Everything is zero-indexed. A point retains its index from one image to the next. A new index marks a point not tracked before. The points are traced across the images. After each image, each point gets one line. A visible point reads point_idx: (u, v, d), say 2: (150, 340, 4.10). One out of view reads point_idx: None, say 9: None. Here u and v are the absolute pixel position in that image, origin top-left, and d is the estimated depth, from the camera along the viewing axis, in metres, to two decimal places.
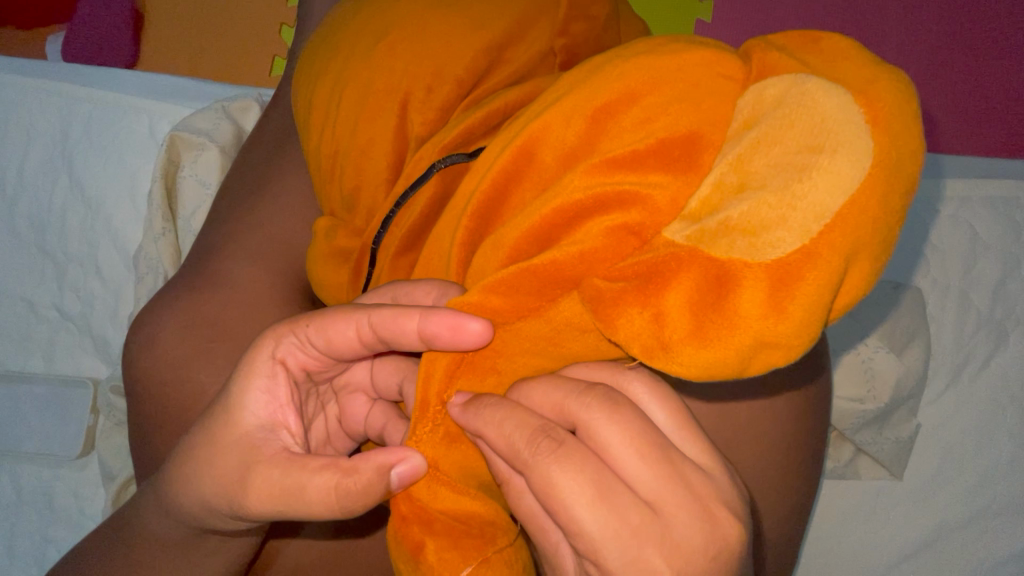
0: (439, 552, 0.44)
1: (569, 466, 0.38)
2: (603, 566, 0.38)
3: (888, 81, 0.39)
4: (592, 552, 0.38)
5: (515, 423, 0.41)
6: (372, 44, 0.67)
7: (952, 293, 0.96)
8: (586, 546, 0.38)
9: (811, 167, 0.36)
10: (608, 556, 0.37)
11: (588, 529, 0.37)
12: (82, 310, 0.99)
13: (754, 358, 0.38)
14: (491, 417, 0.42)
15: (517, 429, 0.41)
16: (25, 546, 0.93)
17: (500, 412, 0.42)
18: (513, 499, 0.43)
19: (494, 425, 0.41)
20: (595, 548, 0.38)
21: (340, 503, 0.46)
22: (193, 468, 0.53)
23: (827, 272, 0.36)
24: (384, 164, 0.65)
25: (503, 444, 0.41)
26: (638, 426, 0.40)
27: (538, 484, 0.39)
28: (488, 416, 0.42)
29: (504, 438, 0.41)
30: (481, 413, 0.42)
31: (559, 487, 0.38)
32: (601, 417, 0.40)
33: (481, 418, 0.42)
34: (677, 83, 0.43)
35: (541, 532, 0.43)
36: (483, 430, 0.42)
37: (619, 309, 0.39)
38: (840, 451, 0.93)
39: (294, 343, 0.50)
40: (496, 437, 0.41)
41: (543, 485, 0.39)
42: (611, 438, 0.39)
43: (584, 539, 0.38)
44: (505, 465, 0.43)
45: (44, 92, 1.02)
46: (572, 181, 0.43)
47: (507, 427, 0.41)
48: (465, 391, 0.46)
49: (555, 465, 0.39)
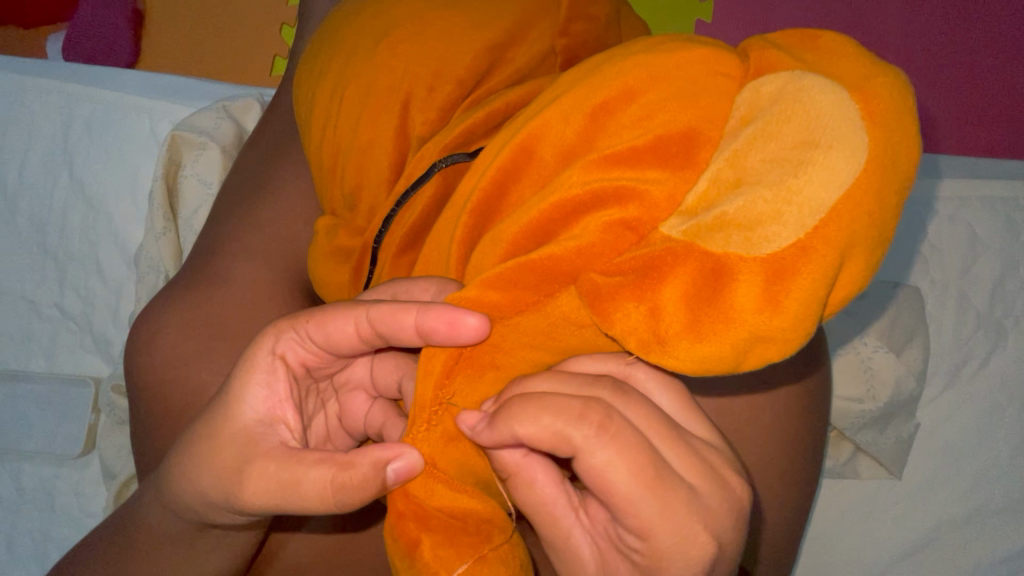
0: (435, 549, 0.44)
1: (621, 444, 0.39)
2: (654, 544, 0.39)
3: (886, 79, 0.39)
4: (642, 529, 0.39)
5: (554, 412, 0.40)
6: (373, 45, 0.67)
7: (952, 293, 0.96)
8: (639, 524, 0.39)
9: (807, 162, 0.37)
10: (660, 531, 0.39)
11: (644, 506, 0.38)
12: (83, 309, 0.99)
13: (749, 352, 0.38)
14: (524, 408, 0.41)
15: (557, 417, 0.40)
16: (26, 544, 0.93)
17: (531, 405, 0.41)
18: (522, 490, 0.44)
19: (530, 416, 0.40)
20: (647, 525, 0.39)
21: (335, 497, 0.46)
22: (191, 462, 0.53)
23: (822, 267, 0.36)
24: (384, 164, 0.65)
25: (544, 434, 0.40)
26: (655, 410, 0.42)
27: (591, 466, 0.39)
28: (520, 409, 0.41)
29: (544, 428, 0.40)
30: (512, 408, 0.41)
31: (615, 467, 0.38)
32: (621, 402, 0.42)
33: (514, 413, 0.41)
34: (676, 80, 0.43)
35: (551, 520, 0.43)
36: (518, 424, 0.40)
37: (616, 303, 0.40)
38: (839, 450, 0.93)
39: (294, 338, 0.51)
40: (534, 429, 0.40)
41: (598, 465, 0.39)
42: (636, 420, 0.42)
43: (641, 520, 0.39)
44: (516, 457, 0.44)
45: (45, 92, 1.02)
46: (570, 176, 0.43)
47: (545, 417, 0.40)
48: (464, 390, 0.46)
49: (607, 446, 0.39)
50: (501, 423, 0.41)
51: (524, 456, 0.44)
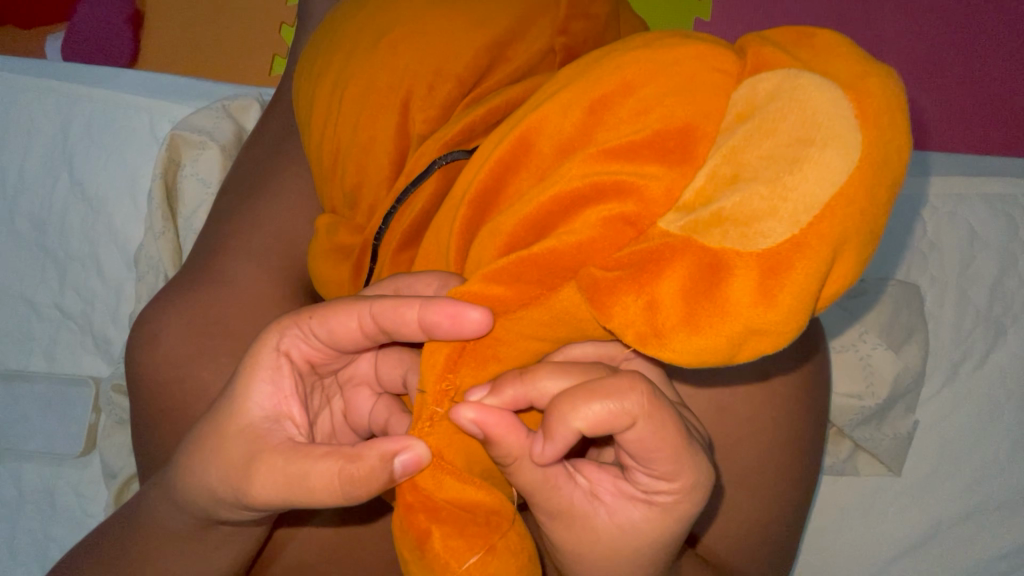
0: (445, 539, 0.45)
1: (665, 411, 0.42)
2: (681, 481, 0.44)
3: (880, 75, 0.40)
4: (673, 473, 0.43)
5: (604, 397, 0.41)
6: (373, 43, 0.67)
7: (950, 289, 0.96)
8: (671, 469, 0.43)
9: (802, 159, 0.37)
10: (690, 472, 0.44)
11: (681, 454, 0.43)
12: (83, 309, 0.99)
13: (743, 345, 0.39)
14: (576, 403, 0.41)
15: (609, 401, 0.41)
16: (27, 545, 0.93)
17: (577, 397, 0.41)
18: (523, 470, 0.44)
19: (586, 409, 0.41)
20: (679, 470, 0.43)
21: (342, 489, 0.46)
22: (198, 458, 0.53)
23: (816, 261, 0.37)
24: (386, 161, 0.65)
25: (604, 421, 0.41)
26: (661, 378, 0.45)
27: (646, 434, 0.42)
28: (570, 404, 0.41)
29: (603, 414, 0.41)
30: (563, 406, 0.41)
31: (664, 427, 0.42)
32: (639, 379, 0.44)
33: (568, 410, 0.41)
34: (673, 76, 0.44)
35: (552, 491, 0.45)
36: (577, 418, 0.41)
37: (615, 297, 0.40)
38: (839, 446, 0.93)
39: (297, 334, 0.51)
40: (591, 420, 0.41)
41: (653, 429, 0.41)
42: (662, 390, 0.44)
43: (677, 464, 0.43)
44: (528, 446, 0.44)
45: (45, 92, 1.02)
46: (569, 170, 0.43)
47: (598, 406, 0.41)
48: (469, 380, 0.46)
49: (656, 413, 0.41)
50: (558, 424, 0.41)
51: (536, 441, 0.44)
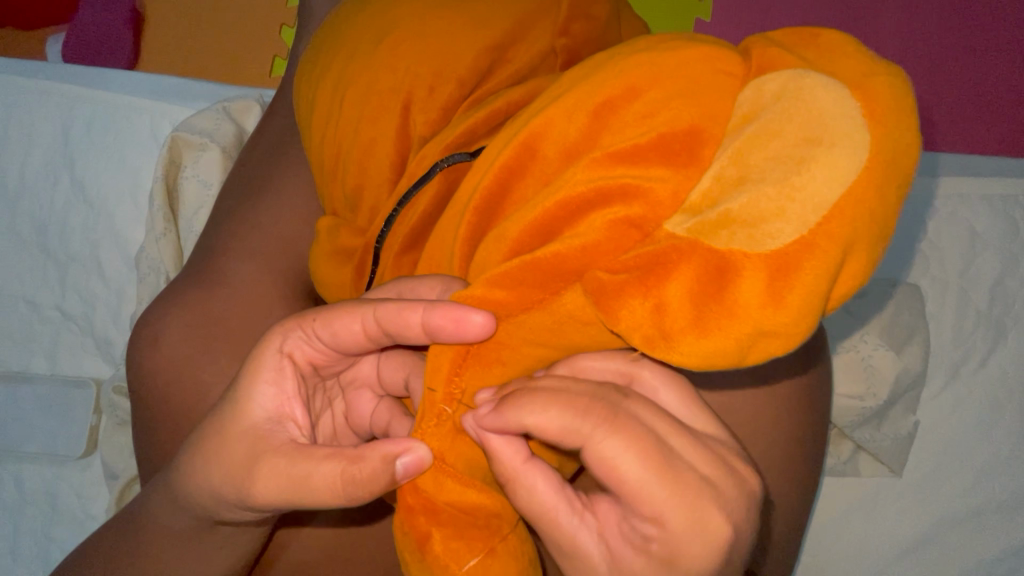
0: (445, 541, 0.45)
1: (623, 435, 0.41)
2: (666, 526, 0.41)
3: (885, 77, 0.40)
4: (653, 513, 0.41)
5: (563, 405, 0.42)
6: (374, 44, 0.67)
7: (951, 290, 0.96)
8: (649, 508, 0.40)
9: (810, 160, 0.37)
10: (672, 514, 0.40)
11: (653, 490, 0.40)
12: (84, 310, 0.99)
13: (753, 347, 0.39)
14: (534, 402, 0.42)
15: (564, 408, 0.42)
16: (28, 545, 0.93)
17: (539, 398, 0.43)
18: (520, 490, 0.44)
19: (540, 409, 0.42)
20: (660, 509, 0.40)
21: (346, 490, 0.46)
22: (201, 459, 0.53)
23: (825, 262, 0.37)
24: (387, 163, 0.65)
25: (552, 425, 0.42)
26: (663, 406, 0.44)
27: (596, 456, 0.41)
28: (530, 403, 0.42)
29: (551, 418, 0.42)
30: (523, 400, 0.42)
31: (624, 456, 0.40)
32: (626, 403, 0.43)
33: (525, 405, 0.42)
34: (678, 79, 0.44)
35: (551, 524, 0.44)
36: (529, 415, 0.42)
37: (622, 300, 0.40)
38: (840, 447, 0.93)
39: (301, 337, 0.51)
40: (543, 421, 0.42)
41: (604, 454, 0.41)
42: (651, 419, 0.43)
43: (651, 503, 0.40)
44: (511, 459, 0.44)
45: (46, 93, 1.02)
46: (574, 174, 0.43)
47: (553, 410, 0.42)
48: (474, 386, 0.47)
49: (616, 436, 0.41)
50: (509, 414, 0.42)
51: (524, 460, 0.44)
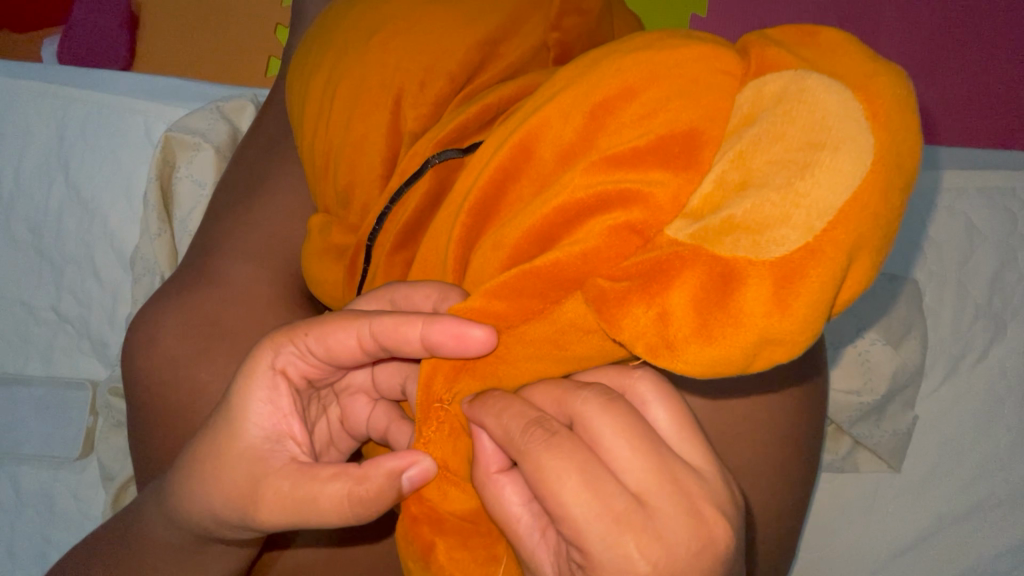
0: (450, 551, 0.47)
1: (553, 454, 0.40)
2: (585, 551, 0.39)
3: (887, 76, 0.39)
4: (573, 537, 0.39)
5: (514, 412, 0.43)
6: (364, 42, 0.66)
7: (950, 284, 0.96)
8: (570, 531, 0.39)
9: (813, 165, 0.36)
10: (588, 540, 0.39)
11: (572, 512, 0.39)
12: (79, 311, 0.99)
13: (758, 354, 0.38)
14: (492, 407, 0.44)
15: (515, 418, 0.43)
16: (26, 547, 0.92)
17: (499, 404, 0.44)
18: (491, 502, 0.45)
19: (494, 414, 0.44)
20: (578, 534, 0.39)
21: (352, 510, 0.46)
22: (199, 481, 0.53)
23: (832, 268, 0.36)
24: (378, 161, 0.64)
25: (499, 433, 0.43)
26: (631, 419, 0.41)
27: (528, 473, 0.41)
28: (493, 402, 0.45)
29: (501, 427, 0.43)
30: (487, 400, 0.45)
31: (550, 470, 0.40)
32: (593, 409, 0.42)
33: (486, 406, 0.45)
34: (676, 79, 0.43)
35: (515, 538, 0.44)
36: (487, 417, 0.44)
37: (625, 308, 0.39)
38: (838, 444, 0.93)
39: (294, 352, 0.50)
40: (496, 426, 0.44)
41: (532, 470, 0.40)
42: (606, 434, 0.41)
43: (568, 522, 0.39)
44: (484, 470, 0.45)
45: (39, 93, 1.01)
46: (572, 179, 0.43)
47: (505, 417, 0.43)
48: (467, 394, 0.47)
49: (550, 449, 0.41)
50: (471, 416, 0.45)
51: (496, 471, 0.45)
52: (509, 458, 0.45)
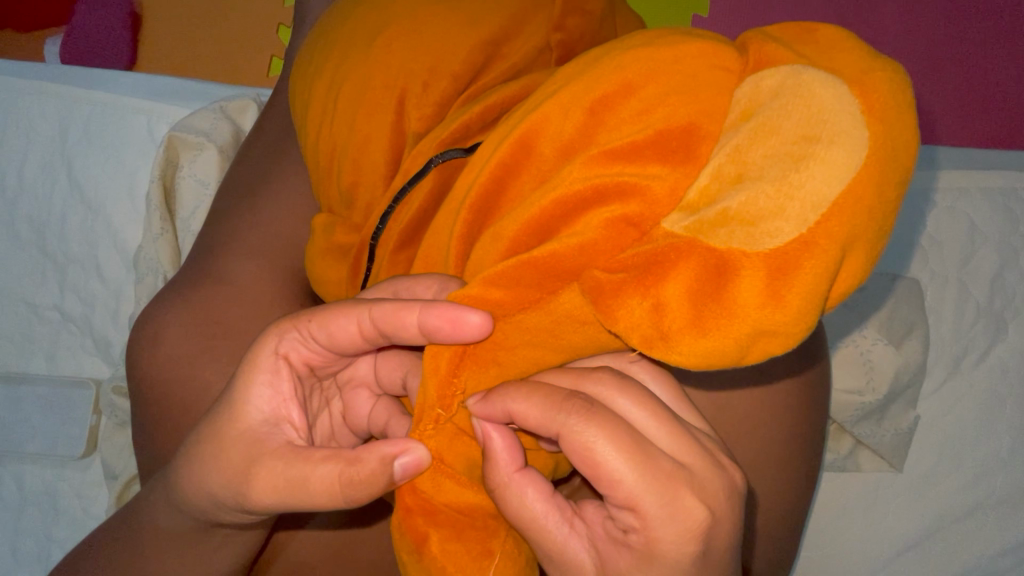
0: (442, 543, 0.47)
1: (599, 425, 0.41)
2: (642, 513, 0.41)
3: (884, 72, 0.39)
4: (630, 501, 0.41)
5: (539, 396, 0.43)
6: (368, 42, 0.67)
7: (951, 284, 0.96)
8: (627, 497, 0.41)
9: (808, 157, 0.37)
10: (647, 500, 0.41)
11: (628, 477, 0.41)
12: (83, 310, 0.99)
13: (752, 347, 0.38)
14: (516, 392, 0.44)
15: (543, 399, 0.43)
16: (28, 545, 0.93)
17: (521, 390, 0.44)
18: (513, 502, 0.45)
19: (522, 398, 0.43)
20: (636, 497, 0.41)
21: (343, 494, 0.46)
22: (198, 460, 0.53)
23: (825, 260, 0.36)
24: (381, 160, 0.64)
25: (532, 414, 0.43)
26: (647, 396, 0.44)
27: (573, 447, 0.42)
28: (514, 390, 0.44)
29: (531, 409, 0.43)
30: (505, 389, 0.44)
31: (599, 442, 0.41)
32: (615, 388, 0.44)
33: (509, 393, 0.44)
34: (675, 75, 0.43)
35: (543, 532, 0.45)
36: (513, 402, 0.44)
37: (620, 300, 0.40)
38: (840, 443, 0.92)
39: (296, 338, 0.51)
40: (524, 408, 0.43)
41: (579, 444, 0.41)
42: (631, 410, 0.44)
43: (625, 488, 0.41)
44: (506, 470, 0.45)
45: (43, 94, 1.02)
46: (571, 172, 0.43)
47: (533, 399, 0.43)
48: (472, 390, 0.47)
49: (592, 423, 0.41)
50: (493, 404, 0.44)
51: (516, 471, 0.45)
52: (523, 457, 0.46)
